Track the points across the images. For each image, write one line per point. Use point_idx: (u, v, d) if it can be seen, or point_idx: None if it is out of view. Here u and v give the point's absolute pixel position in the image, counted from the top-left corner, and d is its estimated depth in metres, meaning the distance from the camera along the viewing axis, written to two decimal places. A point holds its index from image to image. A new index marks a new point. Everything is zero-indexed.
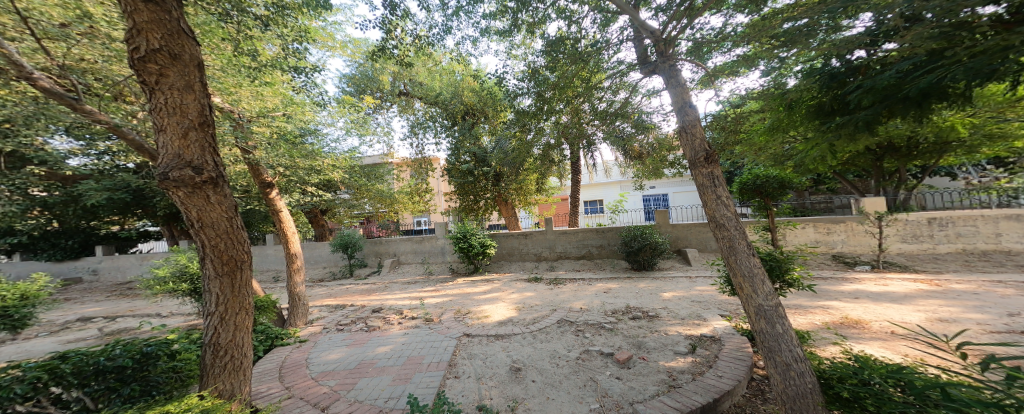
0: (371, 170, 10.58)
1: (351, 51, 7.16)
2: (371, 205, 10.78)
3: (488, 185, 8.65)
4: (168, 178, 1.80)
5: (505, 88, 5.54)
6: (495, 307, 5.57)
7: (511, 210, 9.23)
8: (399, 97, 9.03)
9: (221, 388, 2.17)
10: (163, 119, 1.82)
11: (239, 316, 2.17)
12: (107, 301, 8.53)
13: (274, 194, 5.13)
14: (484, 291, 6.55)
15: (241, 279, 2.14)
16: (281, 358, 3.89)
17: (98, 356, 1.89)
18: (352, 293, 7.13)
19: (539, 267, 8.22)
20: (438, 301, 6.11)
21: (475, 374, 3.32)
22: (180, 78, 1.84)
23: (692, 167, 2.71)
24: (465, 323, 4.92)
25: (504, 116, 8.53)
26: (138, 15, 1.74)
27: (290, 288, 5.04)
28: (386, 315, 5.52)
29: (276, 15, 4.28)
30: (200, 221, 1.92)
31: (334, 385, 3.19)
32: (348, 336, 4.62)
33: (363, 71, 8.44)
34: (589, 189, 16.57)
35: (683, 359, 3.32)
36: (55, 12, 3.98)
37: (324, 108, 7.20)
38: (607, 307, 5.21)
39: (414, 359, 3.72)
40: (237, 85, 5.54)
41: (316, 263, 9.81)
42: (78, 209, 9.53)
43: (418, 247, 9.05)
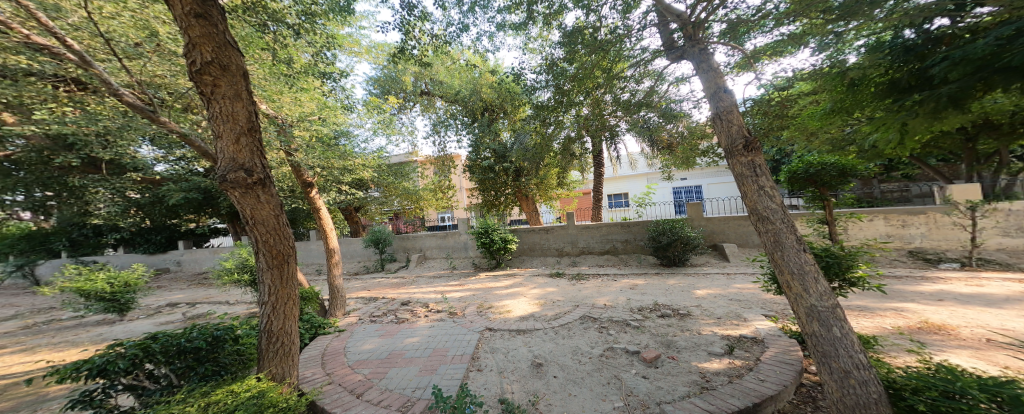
0: (397, 169, 10.93)
1: (375, 55, 7.44)
2: (398, 202, 11.20)
3: (508, 180, 8.64)
4: (225, 180, 2.00)
5: (523, 82, 5.53)
6: (517, 302, 5.62)
7: (532, 205, 9.22)
8: (420, 97, 9.24)
9: (274, 371, 2.39)
10: (219, 126, 2.01)
11: (288, 306, 2.36)
12: (188, 289, 9.70)
13: (314, 192, 5.49)
14: (506, 286, 6.62)
15: (289, 271, 2.32)
16: (324, 346, 4.20)
17: (180, 338, 2.18)
18: (383, 286, 7.50)
19: (562, 262, 8.14)
20: (462, 295, 6.27)
21: (497, 368, 3.38)
22: (230, 87, 2.02)
23: (728, 156, 2.55)
24: (487, 317, 5.01)
25: (522, 111, 8.47)
26: (191, 30, 1.91)
27: (329, 281, 5.40)
28: (413, 307, 5.75)
29: (307, 25, 4.54)
30: (254, 219, 2.12)
31: (368, 374, 3.39)
32: (380, 327, 4.88)
33: (387, 73, 8.72)
34: (612, 182, 16.12)
35: (720, 360, 3.15)
36: (130, 35, 4.50)
37: (353, 111, 7.57)
38: (632, 304, 5.08)
39: (439, 351, 3.86)
40: (277, 92, 5.97)
41: (351, 257, 10.39)
42: (161, 209, 10.80)
43: (442, 242, 9.23)
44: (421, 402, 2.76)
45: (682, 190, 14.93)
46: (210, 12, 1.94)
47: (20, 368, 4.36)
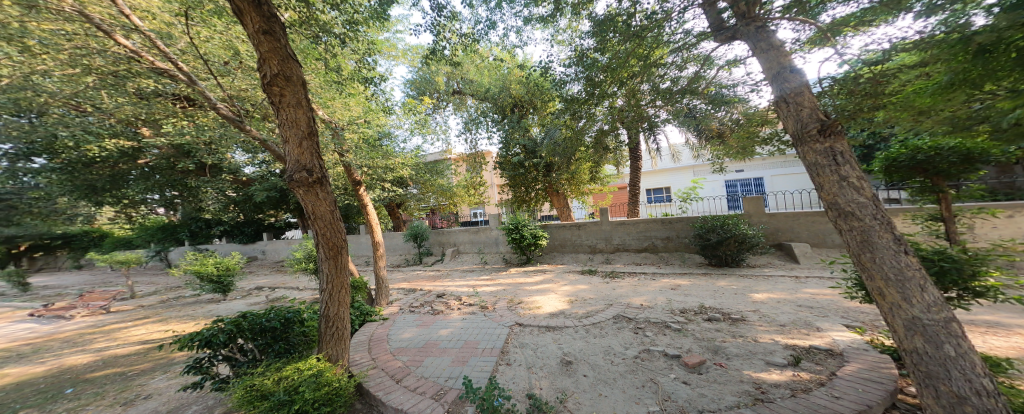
0: (433, 167, 11.37)
1: (411, 57, 7.76)
2: (435, 198, 11.64)
3: (539, 176, 8.55)
4: (292, 179, 2.26)
5: (551, 76, 5.42)
6: (548, 299, 5.56)
7: (563, 201, 9.04)
8: (452, 96, 9.46)
9: (330, 352, 2.62)
10: (286, 132, 2.26)
11: (341, 293, 2.57)
12: (268, 275, 11.09)
13: (362, 191, 5.91)
14: (537, 282, 6.59)
15: (342, 262, 2.53)
16: (370, 332, 4.54)
17: (262, 317, 2.59)
18: (421, 278, 7.89)
19: (595, 259, 7.89)
20: (493, 290, 6.38)
21: (526, 363, 3.38)
22: (293, 96, 2.25)
23: (800, 142, 2.22)
24: (516, 312, 5.04)
25: (551, 106, 8.30)
26: (262, 46, 2.17)
27: (375, 272, 5.76)
28: (448, 300, 5.97)
29: (352, 34, 4.82)
30: (314, 214, 2.35)
31: (406, 361, 3.59)
32: (418, 317, 5.15)
33: (421, 75, 9.05)
34: (652, 176, 15.25)
35: (780, 371, 2.82)
36: (221, 53, 5.01)
37: (393, 113, 7.97)
38: (674, 305, 4.76)
39: (471, 343, 3.97)
40: (333, 99, 6.54)
41: (394, 251, 11.05)
42: (248, 205, 12.36)
43: (475, 237, 9.43)
44: (452, 391, 2.86)
45: (739, 183, 13.62)
46: (275, 29, 2.19)
47: (156, 334, 5.29)
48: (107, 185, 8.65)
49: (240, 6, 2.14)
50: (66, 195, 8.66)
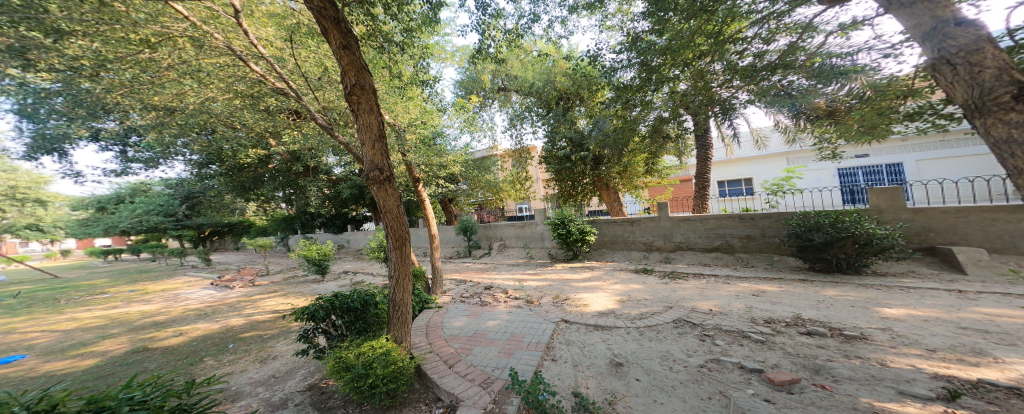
0: (480, 163, 11.77)
1: (458, 59, 8.02)
2: (482, 194, 11.98)
3: (587, 169, 8.16)
4: (368, 177, 2.54)
5: (601, 63, 5.08)
6: (596, 297, 4.38)
7: (613, 195, 8.52)
8: (497, 94, 9.52)
9: (397, 334, 2.76)
10: (362, 135, 2.53)
11: (406, 280, 2.73)
12: (350, 260, 12.50)
13: (420, 187, 6.07)
14: (585, 279, 5.77)
15: (406, 251, 2.69)
16: (428, 319, 4.21)
17: (349, 297, 2.92)
18: (470, 270, 8.27)
19: (652, 259, 6.89)
20: (538, 286, 5.63)
21: (572, 360, 2.54)
22: (367, 103, 2.52)
23: (975, 113, 1.68)
24: (562, 308, 3.99)
25: (600, 95, 7.90)
26: (342, 60, 2.46)
27: (432, 263, 5.81)
28: (495, 293, 5.39)
29: (408, 42, 4.88)
30: (384, 207, 2.59)
31: (458, 348, 3.13)
32: (468, 308, 4.67)
33: (469, 75, 9.32)
34: (725, 166, 12.84)
35: (920, 405, 1.66)
36: (316, 71, 4.88)
37: (445, 114, 8.30)
38: (754, 311, 3.38)
39: (516, 336, 3.24)
40: (397, 104, 6.72)
41: (447, 243, 11.68)
42: (337, 201, 12.87)
43: (520, 232, 9.45)
44: (499, 382, 2.41)
45: (860, 170, 10.29)
46: (352, 45, 2.47)
47: (282, 302, 5.99)
48: (253, 184, 10.84)
49: (326, 27, 2.46)
50: (232, 192, 11.25)
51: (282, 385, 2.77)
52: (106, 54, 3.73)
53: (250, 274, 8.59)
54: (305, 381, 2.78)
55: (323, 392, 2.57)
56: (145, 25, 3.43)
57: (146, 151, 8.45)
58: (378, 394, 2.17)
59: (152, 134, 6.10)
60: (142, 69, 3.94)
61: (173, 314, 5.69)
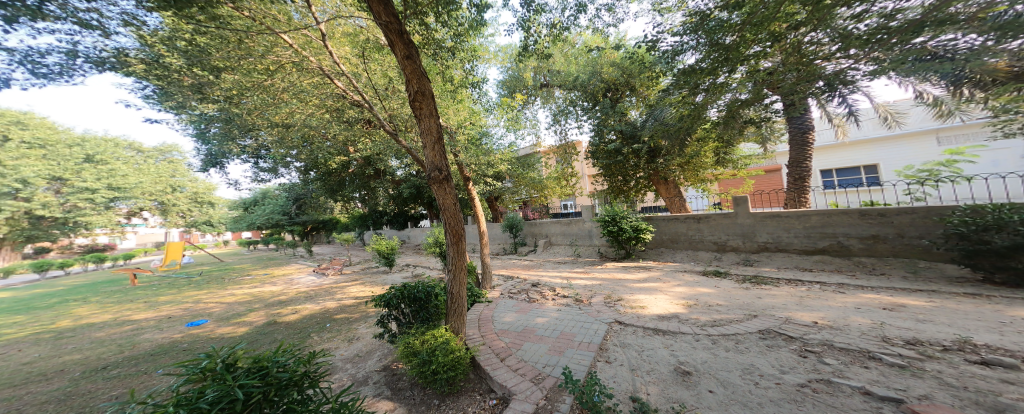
0: (524, 161, 11.85)
1: (500, 58, 8.07)
2: (527, 191, 12.02)
3: (640, 164, 7.68)
4: (429, 176, 2.71)
5: (659, 49, 4.82)
6: (655, 299, 4.06)
7: (673, 190, 8.04)
8: (540, 90, 9.38)
9: (454, 326, 2.89)
10: (423, 138, 2.68)
11: (461, 275, 2.84)
12: (408, 255, 13.41)
13: (471, 185, 6.26)
14: (640, 279, 5.34)
15: (463, 247, 2.81)
16: (479, 312, 4.37)
17: (414, 288, 3.15)
18: (516, 267, 8.33)
19: (725, 261, 5.79)
20: (587, 284, 5.48)
21: (630, 364, 2.41)
22: (428, 108, 2.67)
23: None
24: (616, 309, 3.79)
25: (654, 84, 7.43)
26: (406, 69, 2.64)
27: (482, 259, 5.91)
28: (542, 290, 5.37)
29: (456, 45, 5.02)
30: (443, 205, 2.73)
31: (509, 342, 3.19)
32: (516, 304, 4.72)
33: (511, 74, 9.33)
34: (847, 150, 10.04)
35: None
36: (382, 81, 5.29)
37: (490, 114, 8.46)
38: (871, 323, 2.74)
39: (566, 335, 3.19)
40: (450, 107, 6.91)
41: (494, 240, 11.93)
42: (399, 200, 13.90)
43: (567, 229, 9.27)
44: (550, 379, 2.39)
45: None
46: (414, 54, 2.64)
47: (365, 289, 6.63)
48: (338, 186, 12.18)
49: (392, 40, 2.65)
50: (323, 193, 12.96)
51: (362, 364, 3.09)
52: (247, 83, 4.45)
53: (339, 263, 9.75)
54: (380, 362, 3.06)
55: (395, 373, 2.81)
56: (269, 54, 4.02)
57: (268, 161, 9.94)
58: (440, 380, 2.30)
59: (275, 146, 7.25)
60: (267, 94, 4.65)
61: (289, 295, 6.63)
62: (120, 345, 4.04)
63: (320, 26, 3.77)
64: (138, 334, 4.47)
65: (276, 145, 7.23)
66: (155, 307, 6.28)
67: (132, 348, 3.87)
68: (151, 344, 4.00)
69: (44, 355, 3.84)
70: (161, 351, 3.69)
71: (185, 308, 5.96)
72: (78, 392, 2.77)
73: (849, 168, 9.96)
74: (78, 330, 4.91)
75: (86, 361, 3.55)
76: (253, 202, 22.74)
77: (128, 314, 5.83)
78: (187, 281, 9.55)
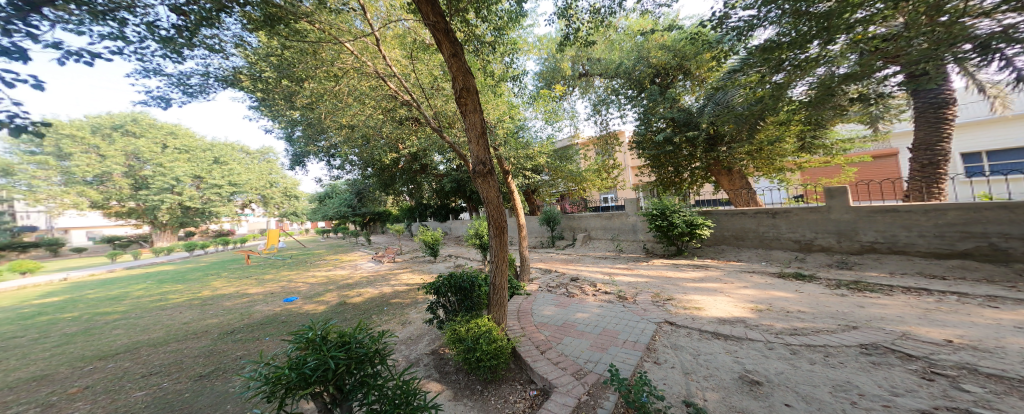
0: (563, 153, 11.61)
1: (539, 48, 7.86)
2: (564, 184, 11.81)
3: (697, 153, 7.07)
4: (474, 170, 2.76)
5: (730, 27, 4.45)
6: (714, 301, 3.74)
7: (738, 181, 7.50)
8: (579, 80, 9.05)
9: (495, 316, 2.94)
10: (468, 133, 2.73)
11: (503, 267, 2.86)
12: (449, 246, 13.93)
13: (509, 179, 6.27)
14: (693, 277, 4.97)
15: (506, 240, 2.84)
16: (517, 304, 4.41)
17: (460, 277, 3.26)
18: (554, 260, 8.24)
19: (805, 262, 5.07)
20: (632, 281, 5.23)
21: (683, 367, 2.29)
22: (473, 103, 2.70)
23: None
24: (667, 309, 3.58)
25: (711, 64, 6.80)
26: (453, 66, 2.69)
27: (520, 252, 5.92)
28: (582, 285, 5.27)
29: (496, 39, 5.01)
30: (487, 198, 2.77)
31: (549, 335, 3.18)
32: (555, 297, 4.69)
33: (548, 65, 9.12)
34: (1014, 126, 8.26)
35: None
36: (428, 80, 5.47)
37: (528, 107, 8.37)
38: (1014, 345, 2.23)
39: (610, 332, 3.10)
40: (489, 102, 6.94)
41: (530, 233, 11.95)
42: (440, 193, 14.40)
43: (607, 223, 8.95)
44: (593, 375, 2.35)
45: None
46: (460, 51, 2.66)
47: (414, 277, 7.01)
48: (389, 181, 12.93)
49: (439, 39, 2.71)
50: (376, 187, 13.86)
51: (413, 346, 3.27)
52: (321, 90, 4.90)
53: (391, 252, 10.43)
54: (429, 346, 3.22)
55: (442, 357, 2.94)
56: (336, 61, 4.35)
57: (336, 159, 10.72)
58: (483, 367, 2.36)
59: (343, 147, 7.90)
60: (335, 98, 5.07)
61: (353, 279, 7.26)
62: (241, 313, 4.76)
63: (377, 33, 3.97)
64: (252, 305, 5.24)
65: (345, 146, 7.87)
66: (263, 283, 7.29)
67: (251, 317, 4.52)
68: (262, 314, 4.63)
69: (195, 317, 4.69)
70: (268, 321, 4.25)
71: (282, 285, 6.84)
72: (217, 350, 3.31)
73: (1007, 150, 8.32)
74: (213, 299, 5.91)
75: (221, 325, 4.24)
76: (324, 196, 25.34)
77: (244, 288, 6.84)
78: (283, 262, 11.01)
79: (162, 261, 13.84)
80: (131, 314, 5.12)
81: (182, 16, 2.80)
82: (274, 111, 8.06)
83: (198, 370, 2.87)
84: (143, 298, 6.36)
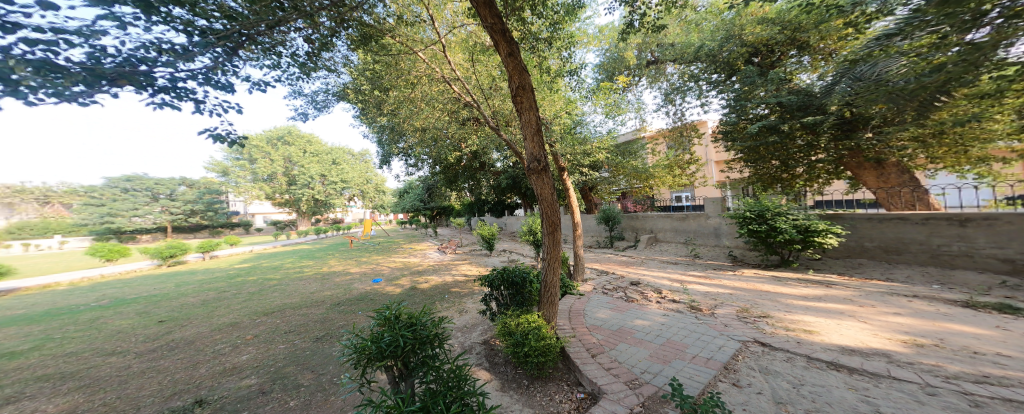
0: (626, 148, 10.96)
1: (599, 40, 7.49)
2: (627, 181, 11.17)
3: (821, 142, 5.56)
4: (528, 167, 2.69)
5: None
6: (823, 322, 3.03)
7: (896, 178, 5.66)
8: (647, 69, 8.41)
9: (546, 313, 2.84)
10: (523, 130, 2.67)
11: (555, 265, 2.75)
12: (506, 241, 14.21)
13: (565, 176, 6.10)
14: (789, 291, 4.19)
15: (558, 237, 2.73)
16: (569, 304, 4.22)
17: (512, 272, 3.24)
18: (613, 262, 7.79)
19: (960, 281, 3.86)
20: (707, 290, 4.62)
21: (772, 394, 1.95)
22: (528, 100, 2.63)
23: None
24: (758, 327, 3.01)
25: (847, 32, 5.37)
26: (509, 63, 2.63)
27: (575, 251, 5.67)
28: (645, 291, 4.84)
29: (552, 34, 4.81)
30: (540, 195, 2.69)
31: (601, 339, 2.98)
32: (611, 301, 4.41)
33: (610, 55, 8.66)
34: None
35: None
36: (486, 80, 5.55)
37: (588, 101, 8.07)
38: None
39: (675, 344, 2.80)
40: (545, 99, 6.76)
41: (587, 232, 11.59)
42: (498, 190, 14.70)
43: (680, 225, 8.25)
44: (651, 387, 2.12)
45: None
46: (516, 47, 2.60)
47: (472, 268, 7.31)
48: (453, 178, 13.64)
49: (496, 39, 2.66)
50: (442, 184, 14.75)
51: (466, 335, 3.34)
52: (404, 95, 5.37)
53: (452, 243, 10.97)
54: (482, 336, 3.26)
55: (493, 348, 2.95)
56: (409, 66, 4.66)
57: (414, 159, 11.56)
58: (530, 362, 2.29)
59: (416, 148, 8.58)
60: (409, 100, 5.44)
61: (420, 267, 7.75)
62: (344, 289, 5.41)
63: (443, 39, 4.12)
64: (351, 282, 5.95)
65: (417, 147, 8.52)
66: (362, 263, 8.39)
67: (350, 292, 5.14)
68: (358, 290, 5.23)
69: (316, 288, 5.54)
70: (360, 298, 4.75)
71: (371, 267, 7.70)
72: (329, 318, 3.81)
73: None
74: (329, 274, 6.96)
75: (332, 296, 4.91)
76: (402, 191, 27.90)
77: (348, 266, 7.92)
78: (375, 247, 12.51)
79: (301, 241, 17.25)
80: (281, 282, 6.34)
81: (310, 44, 3.20)
82: (367, 119, 9.23)
83: (315, 333, 3.32)
84: (289, 269, 7.95)
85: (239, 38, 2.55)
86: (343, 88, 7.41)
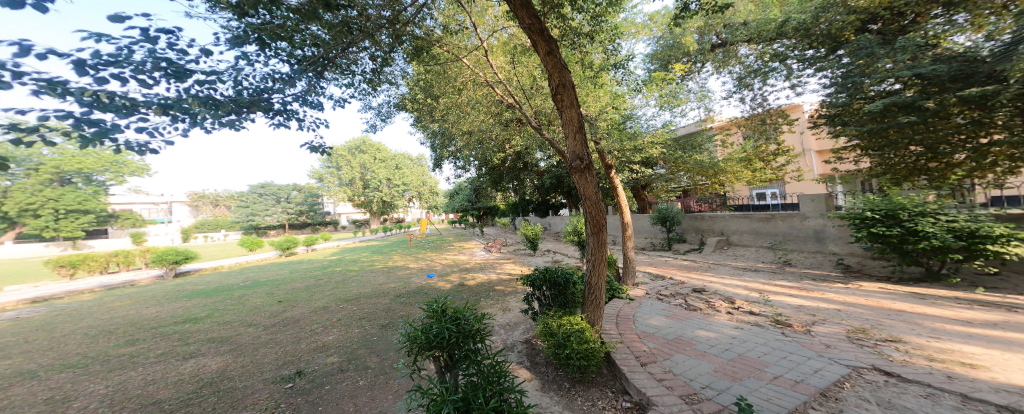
0: (688, 142, 10.01)
1: (650, 27, 6.94)
2: (688, 177, 10.23)
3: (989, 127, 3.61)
4: (569, 166, 2.52)
5: None
6: (985, 352, 2.32)
7: None
8: (710, 53, 7.56)
9: (590, 317, 2.63)
10: (565, 128, 2.51)
11: (599, 266, 2.54)
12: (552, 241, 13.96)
13: (614, 174, 5.75)
14: (914, 307, 3.39)
15: (603, 238, 2.51)
16: (619, 308, 3.93)
17: (555, 272, 3.09)
18: (671, 266, 7.18)
19: None
20: (792, 302, 3.97)
21: None
22: (569, 97, 2.46)
23: None
24: (881, 354, 2.42)
25: None
26: (548, 60, 2.48)
27: (624, 252, 5.30)
28: (711, 300, 4.34)
29: (595, 29, 4.50)
30: (584, 195, 2.49)
31: (654, 348, 2.70)
32: (668, 308, 4.02)
33: (664, 42, 8.01)
34: None
35: None
36: (527, 80, 5.45)
37: (638, 93, 7.54)
38: None
39: (748, 360, 2.43)
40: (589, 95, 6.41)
41: (639, 233, 10.90)
42: (542, 190, 14.49)
43: (763, 227, 7.27)
44: (714, 402, 1.86)
45: None
46: (554, 43, 2.45)
47: (514, 268, 7.23)
48: (498, 178, 13.76)
49: (534, 40, 2.53)
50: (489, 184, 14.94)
51: (507, 332, 3.25)
52: (455, 98, 5.47)
53: (497, 243, 11.07)
54: (525, 334, 3.15)
55: (534, 348, 2.83)
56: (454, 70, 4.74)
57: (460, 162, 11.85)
58: (572, 365, 2.13)
59: (466, 150, 8.79)
60: (456, 102, 5.54)
61: (467, 265, 7.88)
62: (404, 283, 5.65)
63: (483, 44, 4.08)
64: (411, 277, 6.20)
65: (467, 149, 8.71)
66: (421, 259, 8.82)
67: (411, 286, 5.37)
68: (418, 285, 5.44)
69: (385, 280, 5.93)
70: (414, 292, 4.92)
71: (428, 264, 8.04)
72: (393, 308, 4.00)
73: None
74: (392, 268, 7.43)
75: (396, 289, 5.15)
76: (454, 193, 28.93)
77: (409, 261, 8.41)
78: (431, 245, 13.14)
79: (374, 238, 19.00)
80: (358, 272, 6.92)
81: (375, 61, 3.38)
82: (421, 125, 9.67)
83: (380, 321, 3.50)
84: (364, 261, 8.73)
85: (326, 62, 2.80)
86: (400, 97, 7.86)
